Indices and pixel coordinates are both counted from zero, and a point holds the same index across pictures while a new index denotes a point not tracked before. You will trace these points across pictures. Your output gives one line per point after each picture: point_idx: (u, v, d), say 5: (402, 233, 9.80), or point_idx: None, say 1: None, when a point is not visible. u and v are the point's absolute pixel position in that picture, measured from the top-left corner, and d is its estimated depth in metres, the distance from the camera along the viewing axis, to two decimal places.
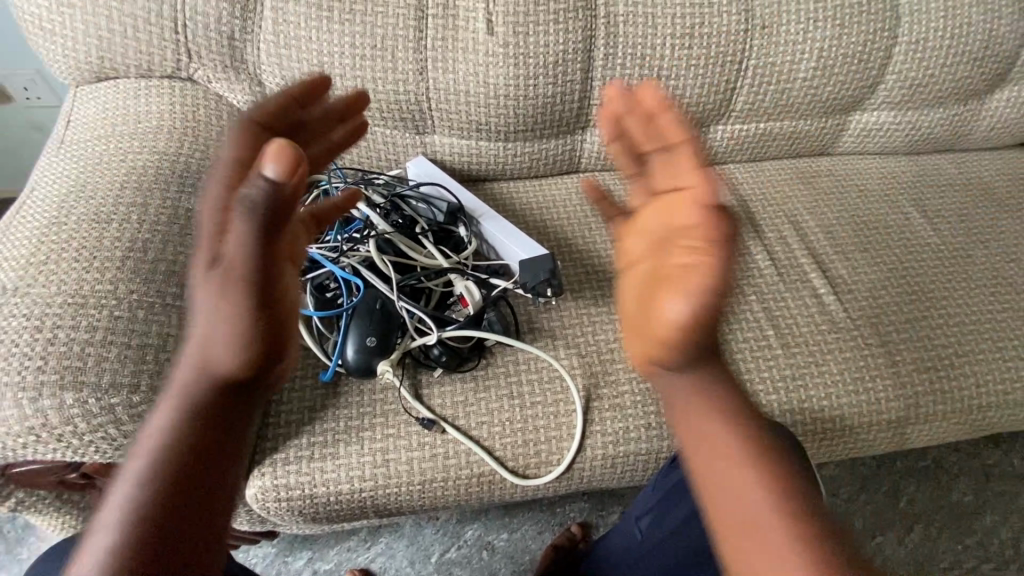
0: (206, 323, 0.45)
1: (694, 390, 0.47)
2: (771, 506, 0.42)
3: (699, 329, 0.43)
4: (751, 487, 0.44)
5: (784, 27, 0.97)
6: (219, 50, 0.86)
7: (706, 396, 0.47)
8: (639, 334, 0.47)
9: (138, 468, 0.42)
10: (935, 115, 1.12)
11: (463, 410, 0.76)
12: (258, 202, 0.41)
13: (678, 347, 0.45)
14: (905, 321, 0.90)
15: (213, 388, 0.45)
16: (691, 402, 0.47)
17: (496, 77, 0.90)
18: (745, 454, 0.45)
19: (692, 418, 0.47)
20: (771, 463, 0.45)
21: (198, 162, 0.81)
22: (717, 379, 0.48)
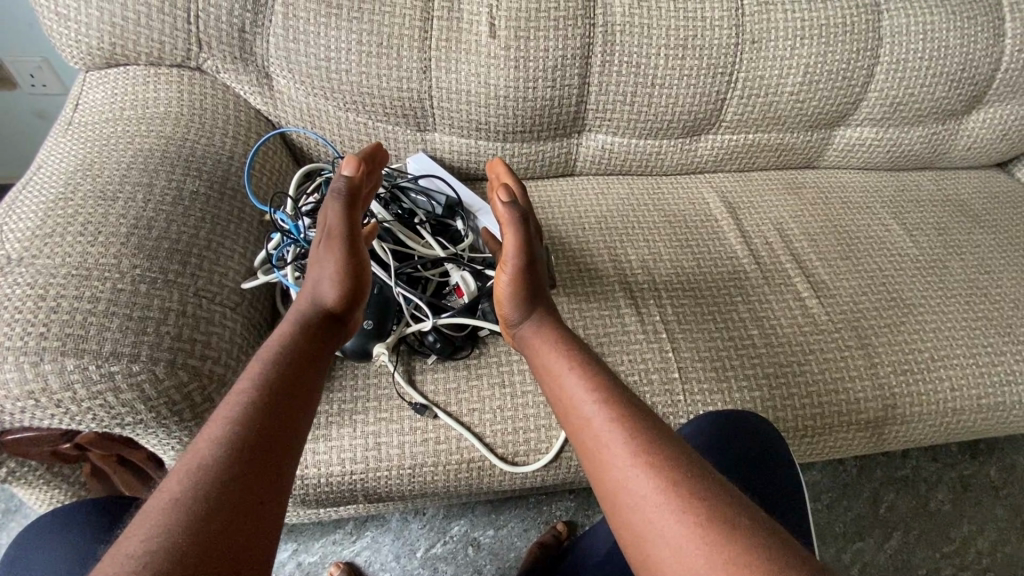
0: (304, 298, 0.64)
1: (580, 390, 0.58)
2: (656, 481, 0.47)
3: (565, 351, 0.64)
4: (638, 461, 0.49)
5: (773, 42, 1.01)
6: (229, 41, 0.88)
7: (592, 392, 0.57)
8: (551, 357, 0.64)
9: (224, 418, 0.48)
10: (915, 133, 1.17)
11: (456, 396, 0.78)
12: (343, 189, 0.68)
13: (561, 359, 0.63)
14: (883, 326, 0.93)
15: (290, 359, 0.55)
16: (578, 401, 0.57)
17: (497, 79, 0.93)
18: (611, 431, 0.53)
19: (586, 411, 0.56)
20: (655, 433, 0.52)
21: (203, 147, 0.84)
22: (591, 372, 0.59)
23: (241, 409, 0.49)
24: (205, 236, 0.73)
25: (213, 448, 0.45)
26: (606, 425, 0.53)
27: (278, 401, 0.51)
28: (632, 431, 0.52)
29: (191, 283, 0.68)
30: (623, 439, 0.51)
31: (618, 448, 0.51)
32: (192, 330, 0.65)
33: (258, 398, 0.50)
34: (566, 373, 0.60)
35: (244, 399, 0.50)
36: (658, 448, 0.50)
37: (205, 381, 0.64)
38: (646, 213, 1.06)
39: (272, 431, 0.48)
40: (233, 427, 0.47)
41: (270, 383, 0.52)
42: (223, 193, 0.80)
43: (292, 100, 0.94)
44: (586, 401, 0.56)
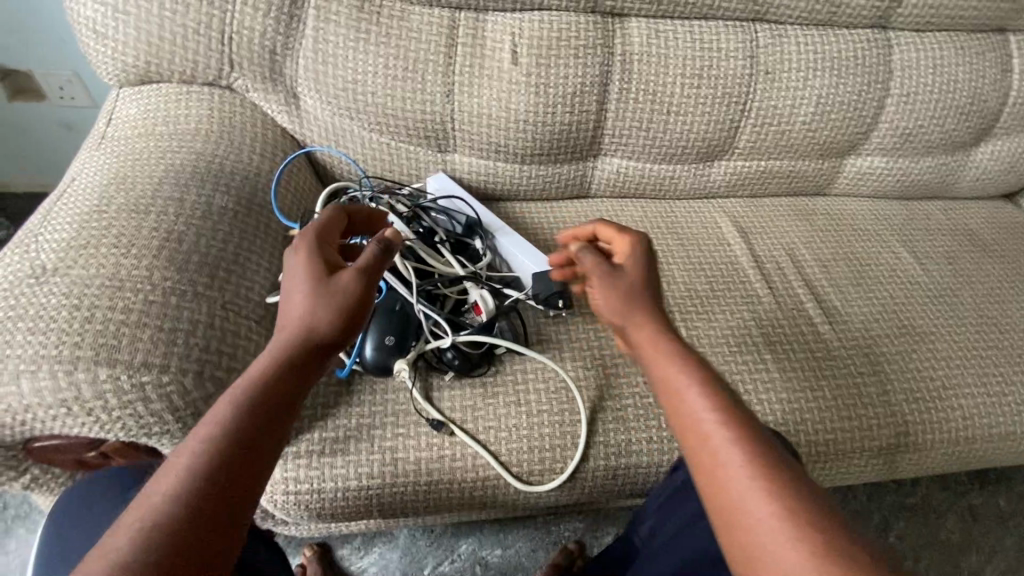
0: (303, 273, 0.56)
1: (690, 386, 0.52)
2: (770, 497, 0.44)
3: (673, 338, 0.58)
4: (749, 481, 0.45)
5: (787, 73, 1.04)
6: (260, 62, 0.92)
7: (703, 391, 0.52)
8: (651, 343, 0.58)
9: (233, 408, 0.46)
10: (924, 163, 1.19)
11: (472, 413, 0.78)
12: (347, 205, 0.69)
13: (664, 350, 0.57)
14: (896, 353, 0.94)
15: (297, 350, 0.51)
16: (685, 396, 0.52)
17: (518, 103, 0.96)
18: (721, 432, 0.48)
19: (689, 409, 0.51)
20: (768, 452, 0.47)
21: (232, 164, 0.86)
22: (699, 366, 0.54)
23: (242, 404, 0.46)
24: (232, 250, 0.75)
25: (208, 444, 0.43)
26: (712, 431, 0.49)
27: (280, 400, 0.48)
28: (743, 444, 0.47)
29: (218, 296, 0.70)
30: (728, 450, 0.47)
31: (723, 458, 0.47)
32: (219, 342, 0.66)
33: (262, 395, 0.47)
34: (673, 362, 0.55)
35: (245, 394, 0.47)
36: (774, 472, 0.45)
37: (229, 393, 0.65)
38: (659, 236, 1.07)
39: (262, 434, 0.46)
40: (229, 424, 0.45)
41: (273, 376, 0.49)
42: (251, 209, 0.82)
43: (318, 120, 0.96)
44: (693, 399, 0.51)
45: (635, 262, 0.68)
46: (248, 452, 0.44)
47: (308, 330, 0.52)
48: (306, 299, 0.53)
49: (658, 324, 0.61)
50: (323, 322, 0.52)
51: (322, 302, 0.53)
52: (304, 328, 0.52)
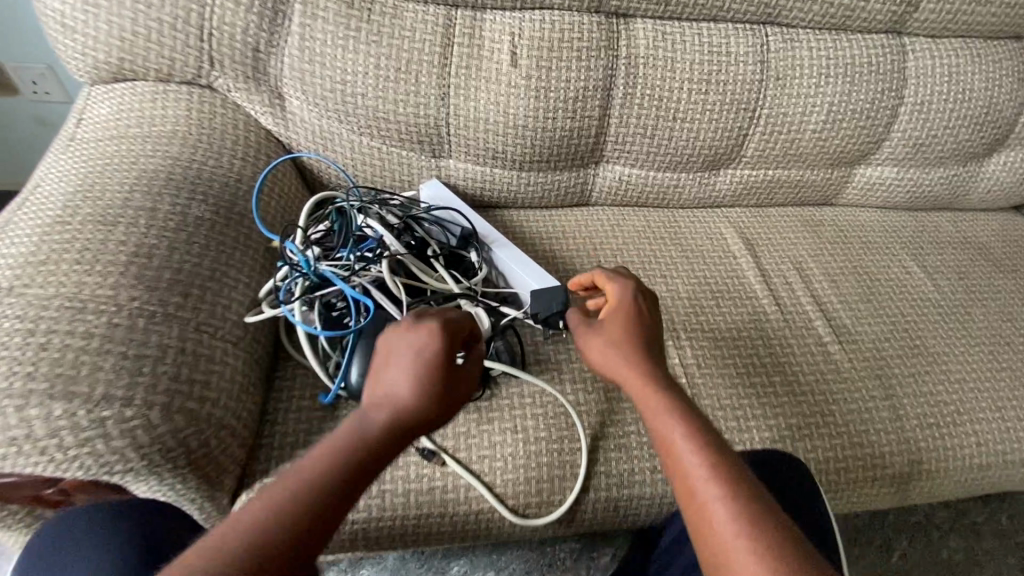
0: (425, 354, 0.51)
1: (682, 440, 0.55)
2: (752, 544, 0.47)
3: (664, 386, 0.61)
4: (736, 531, 0.48)
5: (799, 80, 0.99)
6: (242, 60, 0.86)
7: (692, 438, 0.55)
8: (644, 391, 0.60)
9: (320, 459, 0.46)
10: (936, 174, 1.15)
11: (465, 441, 0.74)
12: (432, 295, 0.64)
13: (656, 396, 0.59)
14: (907, 375, 0.90)
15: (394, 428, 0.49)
16: (676, 445, 0.55)
17: (516, 108, 0.91)
18: (710, 481, 0.51)
19: (678, 458, 0.54)
20: (758, 505, 0.50)
21: (211, 169, 0.81)
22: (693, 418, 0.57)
23: (324, 474, 0.45)
24: (208, 266, 0.70)
25: (277, 506, 0.43)
26: (699, 481, 0.52)
27: (358, 477, 0.46)
28: (729, 495, 0.50)
29: (191, 317, 0.64)
30: (713, 499, 0.51)
31: (709, 506, 0.51)
32: (192, 370, 0.61)
33: (341, 467, 0.46)
34: (665, 412, 0.58)
35: (331, 466, 0.45)
36: (760, 524, 0.48)
37: (202, 425, 0.60)
38: (662, 248, 1.03)
39: (331, 513, 0.44)
40: (306, 493, 0.44)
41: (360, 451, 0.47)
42: (230, 219, 0.76)
43: (305, 122, 0.90)
44: (682, 448, 0.54)
45: (621, 305, 0.69)
46: (315, 527, 0.43)
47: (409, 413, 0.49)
48: (414, 381, 0.50)
49: (649, 371, 0.62)
50: (423, 407, 0.50)
51: (433, 390, 0.50)
52: (403, 406, 0.49)
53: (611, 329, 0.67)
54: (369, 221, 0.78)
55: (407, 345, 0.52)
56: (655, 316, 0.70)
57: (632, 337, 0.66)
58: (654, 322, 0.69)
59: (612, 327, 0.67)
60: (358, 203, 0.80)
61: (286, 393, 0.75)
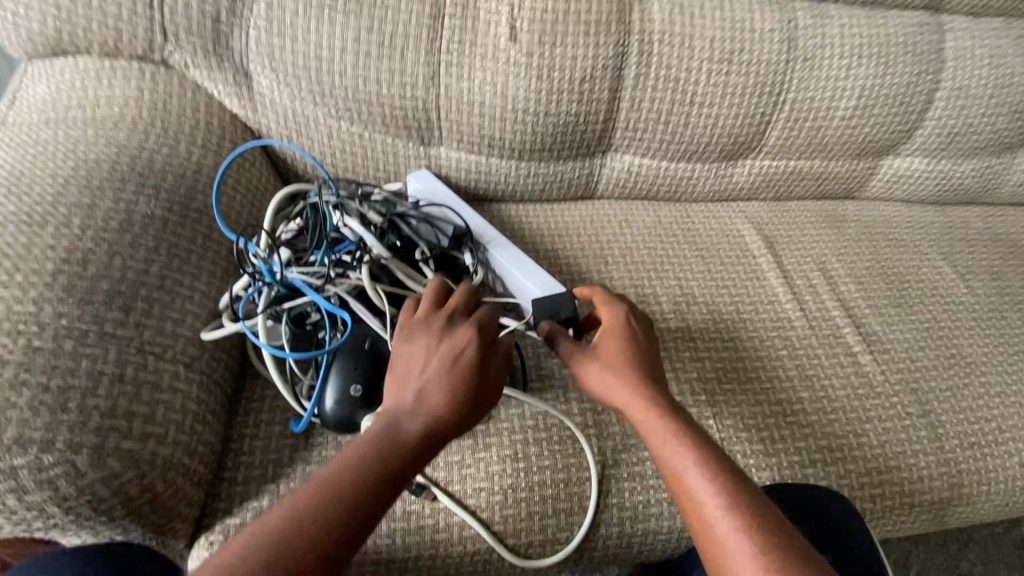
0: (457, 361, 0.53)
1: (690, 465, 0.49)
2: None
3: (671, 410, 0.54)
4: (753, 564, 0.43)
5: (828, 60, 0.90)
6: (200, 32, 0.74)
7: (709, 465, 0.49)
8: (648, 417, 0.53)
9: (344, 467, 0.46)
10: (967, 166, 1.07)
11: (459, 472, 0.65)
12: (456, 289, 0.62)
13: (664, 420, 0.53)
14: (945, 389, 0.82)
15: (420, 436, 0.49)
16: (687, 473, 0.49)
17: (516, 89, 0.80)
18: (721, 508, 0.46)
19: (691, 488, 0.48)
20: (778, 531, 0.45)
21: (164, 158, 0.70)
22: (699, 442, 0.51)
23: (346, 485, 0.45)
24: (157, 273, 0.60)
25: (299, 522, 0.42)
26: (716, 515, 0.46)
27: (382, 488, 0.46)
28: (747, 527, 0.45)
29: (133, 336, 0.55)
30: (731, 534, 0.45)
31: (723, 539, 0.45)
32: (131, 401, 0.51)
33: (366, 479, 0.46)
34: (674, 437, 0.51)
35: (353, 476, 0.46)
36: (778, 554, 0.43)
37: (144, 468, 0.51)
38: (675, 246, 0.93)
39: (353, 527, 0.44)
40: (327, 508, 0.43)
41: (383, 462, 0.47)
42: (185, 217, 0.66)
43: (275, 104, 0.79)
44: (696, 476, 0.48)
45: (616, 325, 0.62)
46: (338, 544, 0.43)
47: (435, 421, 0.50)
48: (444, 385, 0.52)
49: (652, 394, 0.55)
50: (451, 412, 0.51)
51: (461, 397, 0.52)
52: (431, 411, 0.50)
53: (606, 351, 0.60)
54: (347, 219, 0.67)
55: (431, 352, 0.54)
56: (650, 338, 0.63)
57: (631, 360, 0.59)
58: (651, 346, 0.62)
59: (607, 349, 0.60)
60: (335, 198, 0.70)
61: (252, 417, 0.65)
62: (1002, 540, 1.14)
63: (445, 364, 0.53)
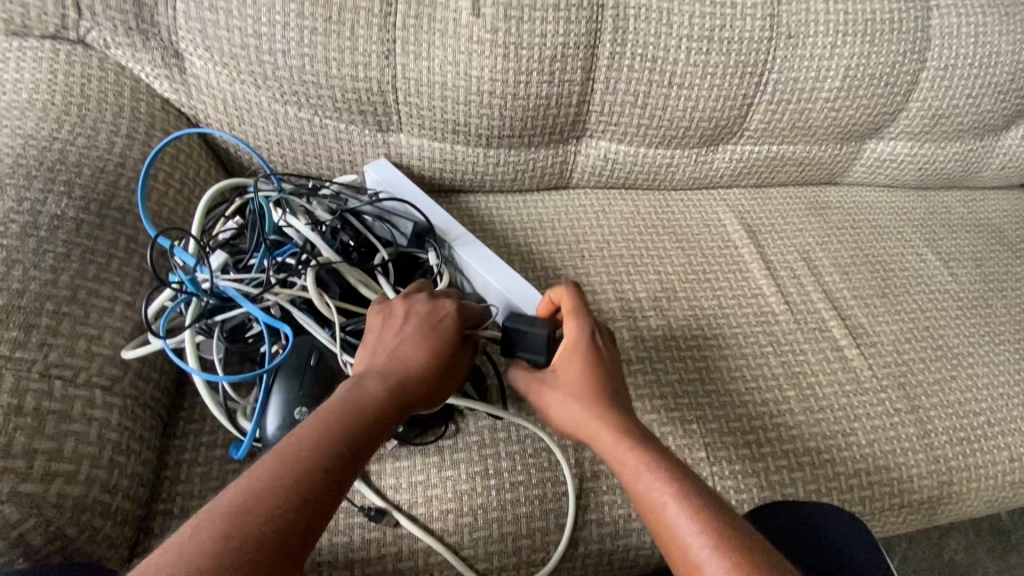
0: (427, 335, 0.53)
1: (669, 498, 0.45)
2: None
3: (640, 441, 0.49)
4: None
5: (812, 39, 0.85)
6: (119, 6, 0.66)
7: (683, 489, 0.45)
8: (618, 447, 0.49)
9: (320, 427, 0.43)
10: (951, 149, 1.04)
11: (424, 493, 0.59)
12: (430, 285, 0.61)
13: (632, 448, 0.48)
14: (932, 383, 0.79)
15: (389, 403, 0.47)
16: (666, 507, 0.44)
17: (480, 69, 0.73)
18: (705, 543, 0.42)
19: (670, 516, 0.44)
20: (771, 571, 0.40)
21: (80, 149, 0.62)
22: (676, 474, 0.46)
23: (314, 453, 0.41)
24: (67, 285, 0.53)
25: (266, 493, 0.38)
26: (703, 553, 0.41)
27: (356, 454, 0.43)
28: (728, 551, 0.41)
29: (37, 358, 0.49)
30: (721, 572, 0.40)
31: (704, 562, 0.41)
32: (32, 437, 0.46)
33: (335, 447, 0.42)
34: (647, 469, 0.47)
35: (320, 445, 0.42)
36: None
37: (49, 513, 0.45)
38: (654, 237, 0.88)
39: (329, 494, 0.40)
40: (295, 476, 0.40)
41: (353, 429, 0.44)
42: (105, 217, 0.59)
43: (211, 87, 0.71)
44: (680, 509, 0.44)
45: (578, 345, 0.56)
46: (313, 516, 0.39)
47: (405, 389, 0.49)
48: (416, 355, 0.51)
49: (619, 424, 0.51)
50: (423, 377, 0.50)
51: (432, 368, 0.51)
52: (406, 376, 0.49)
53: (565, 379, 0.54)
54: (289, 219, 0.61)
55: (396, 330, 0.53)
56: (615, 358, 0.57)
57: (591, 388, 0.53)
58: (617, 370, 0.56)
59: (566, 376, 0.54)
60: (276, 194, 0.64)
61: (190, 440, 0.58)
62: (985, 525, 1.13)
63: (418, 335, 0.53)
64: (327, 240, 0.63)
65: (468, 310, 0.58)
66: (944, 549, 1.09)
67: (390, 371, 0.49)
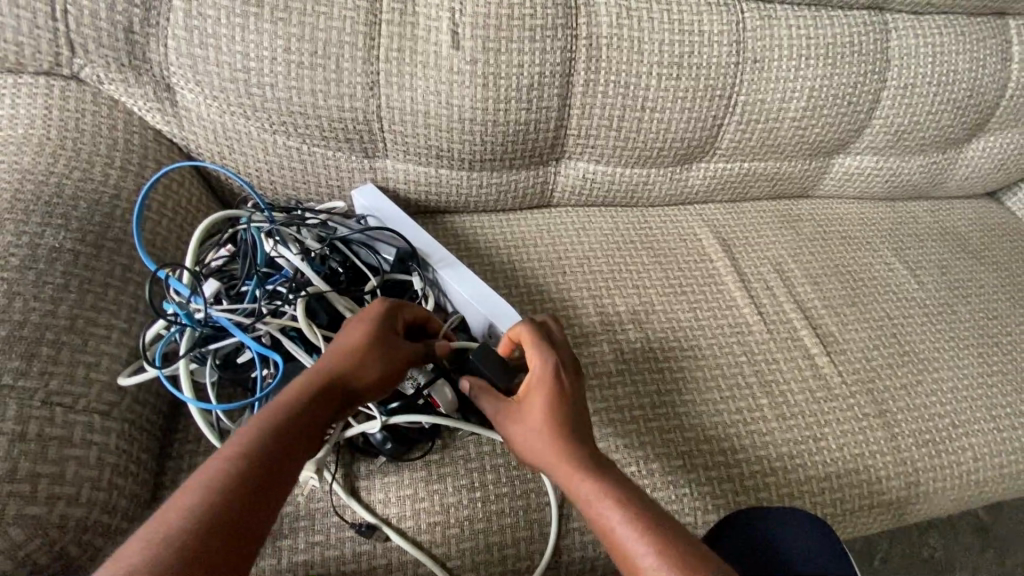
0: (365, 328, 0.54)
1: (619, 524, 0.48)
2: None
3: (596, 469, 0.52)
4: None
5: (777, 62, 0.89)
6: (112, 44, 0.68)
7: (632, 514, 0.48)
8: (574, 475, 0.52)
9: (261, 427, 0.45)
10: (915, 162, 1.08)
11: (412, 507, 0.62)
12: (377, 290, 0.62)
13: (586, 478, 0.51)
14: (900, 388, 0.83)
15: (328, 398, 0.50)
16: (615, 530, 0.48)
17: (461, 97, 0.77)
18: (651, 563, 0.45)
19: (619, 538, 0.48)
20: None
21: (77, 183, 0.64)
22: (626, 501, 0.50)
23: (251, 447, 0.44)
24: (66, 314, 0.56)
25: (207, 493, 0.40)
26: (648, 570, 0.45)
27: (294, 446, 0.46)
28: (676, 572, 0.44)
29: (39, 386, 0.51)
30: None
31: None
32: (34, 462, 0.48)
33: (270, 441, 0.45)
34: (600, 498, 0.50)
35: (257, 441, 0.44)
36: None
37: (52, 534, 0.47)
38: (632, 252, 0.92)
39: (268, 486, 0.43)
40: (236, 470, 0.42)
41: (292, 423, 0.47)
42: (102, 248, 0.61)
43: (202, 119, 0.74)
44: (627, 533, 0.47)
45: (543, 376, 0.57)
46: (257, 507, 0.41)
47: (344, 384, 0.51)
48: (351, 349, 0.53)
49: (576, 451, 0.53)
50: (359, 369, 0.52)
51: (372, 358, 0.53)
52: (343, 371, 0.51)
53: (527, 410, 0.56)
54: (280, 250, 0.64)
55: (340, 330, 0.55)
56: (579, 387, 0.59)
57: (555, 420, 0.55)
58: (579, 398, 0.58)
59: (529, 408, 0.56)
60: (267, 224, 0.66)
61: (185, 461, 0.60)
62: (963, 523, 1.17)
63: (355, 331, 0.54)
64: (316, 266, 0.66)
65: (412, 308, 0.60)
66: (924, 547, 1.12)
67: (328, 365, 0.51)
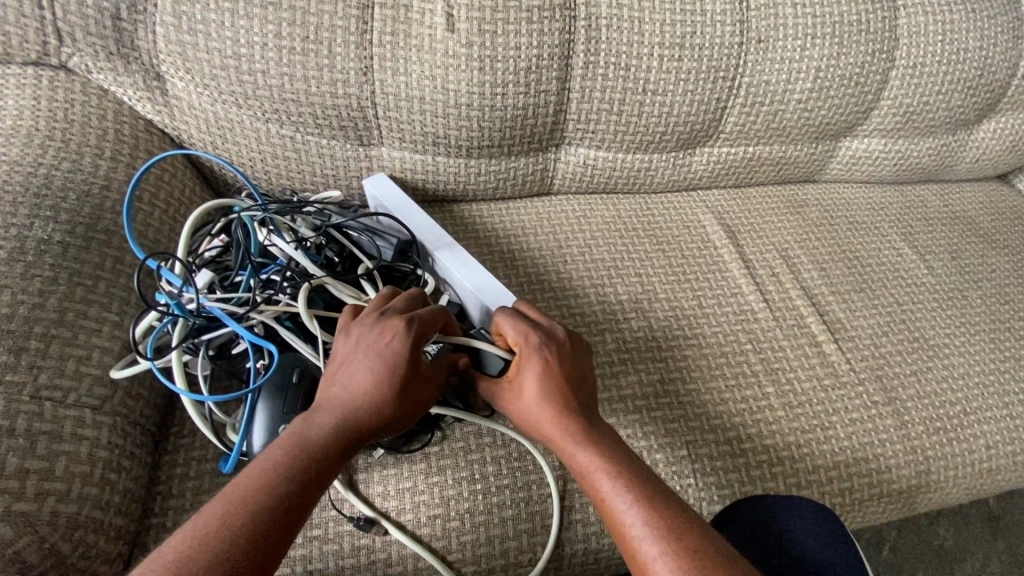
0: (376, 345, 0.51)
1: (624, 504, 0.47)
2: None
3: (601, 449, 0.51)
4: None
5: (781, 42, 0.87)
6: (99, 32, 0.67)
7: (624, 483, 0.49)
8: (576, 457, 0.52)
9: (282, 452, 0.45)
10: (924, 144, 1.06)
11: (411, 500, 0.60)
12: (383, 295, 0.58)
13: (585, 451, 0.51)
14: (909, 374, 0.81)
15: (342, 429, 0.47)
16: (620, 512, 0.47)
17: (457, 83, 0.75)
18: (654, 544, 0.45)
19: (612, 507, 0.48)
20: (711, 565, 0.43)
21: (64, 173, 0.63)
22: (635, 482, 0.49)
23: (270, 481, 0.42)
24: (55, 308, 0.54)
25: (227, 515, 0.40)
26: (646, 547, 0.45)
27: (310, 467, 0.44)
28: (665, 539, 0.45)
29: (28, 379, 0.50)
30: (659, 560, 0.44)
31: (641, 548, 0.45)
32: (24, 458, 0.47)
33: (289, 463, 0.44)
34: (608, 479, 0.49)
35: (271, 471, 0.43)
36: None
37: (43, 531, 0.46)
38: (635, 240, 0.90)
39: (289, 510, 0.42)
40: (249, 505, 0.41)
41: (301, 455, 0.45)
42: (91, 239, 0.60)
43: (194, 109, 0.73)
44: (632, 515, 0.47)
45: (532, 353, 0.56)
46: (274, 534, 0.40)
47: (356, 410, 0.48)
48: (366, 366, 0.50)
49: (581, 433, 0.52)
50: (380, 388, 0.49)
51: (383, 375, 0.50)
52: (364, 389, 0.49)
53: (520, 386, 0.56)
54: (274, 240, 0.64)
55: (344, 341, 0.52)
56: (575, 363, 0.57)
57: (545, 394, 0.54)
58: (577, 373, 0.56)
59: (520, 382, 0.56)
60: (263, 213, 0.65)
61: (180, 455, 0.59)
62: (974, 512, 1.15)
63: (367, 350, 0.51)
64: (312, 255, 0.66)
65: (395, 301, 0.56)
66: (933, 536, 1.11)
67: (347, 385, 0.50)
